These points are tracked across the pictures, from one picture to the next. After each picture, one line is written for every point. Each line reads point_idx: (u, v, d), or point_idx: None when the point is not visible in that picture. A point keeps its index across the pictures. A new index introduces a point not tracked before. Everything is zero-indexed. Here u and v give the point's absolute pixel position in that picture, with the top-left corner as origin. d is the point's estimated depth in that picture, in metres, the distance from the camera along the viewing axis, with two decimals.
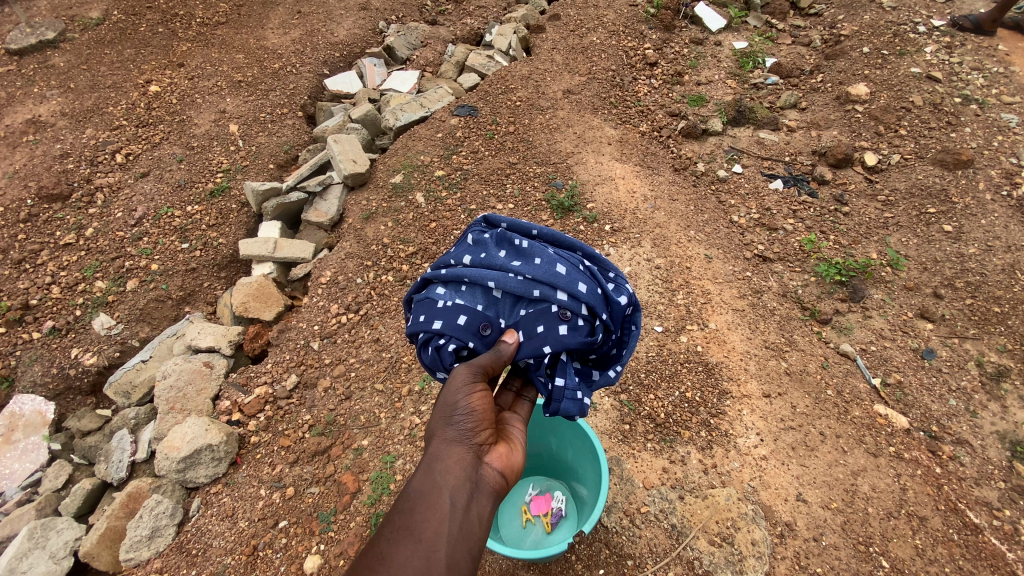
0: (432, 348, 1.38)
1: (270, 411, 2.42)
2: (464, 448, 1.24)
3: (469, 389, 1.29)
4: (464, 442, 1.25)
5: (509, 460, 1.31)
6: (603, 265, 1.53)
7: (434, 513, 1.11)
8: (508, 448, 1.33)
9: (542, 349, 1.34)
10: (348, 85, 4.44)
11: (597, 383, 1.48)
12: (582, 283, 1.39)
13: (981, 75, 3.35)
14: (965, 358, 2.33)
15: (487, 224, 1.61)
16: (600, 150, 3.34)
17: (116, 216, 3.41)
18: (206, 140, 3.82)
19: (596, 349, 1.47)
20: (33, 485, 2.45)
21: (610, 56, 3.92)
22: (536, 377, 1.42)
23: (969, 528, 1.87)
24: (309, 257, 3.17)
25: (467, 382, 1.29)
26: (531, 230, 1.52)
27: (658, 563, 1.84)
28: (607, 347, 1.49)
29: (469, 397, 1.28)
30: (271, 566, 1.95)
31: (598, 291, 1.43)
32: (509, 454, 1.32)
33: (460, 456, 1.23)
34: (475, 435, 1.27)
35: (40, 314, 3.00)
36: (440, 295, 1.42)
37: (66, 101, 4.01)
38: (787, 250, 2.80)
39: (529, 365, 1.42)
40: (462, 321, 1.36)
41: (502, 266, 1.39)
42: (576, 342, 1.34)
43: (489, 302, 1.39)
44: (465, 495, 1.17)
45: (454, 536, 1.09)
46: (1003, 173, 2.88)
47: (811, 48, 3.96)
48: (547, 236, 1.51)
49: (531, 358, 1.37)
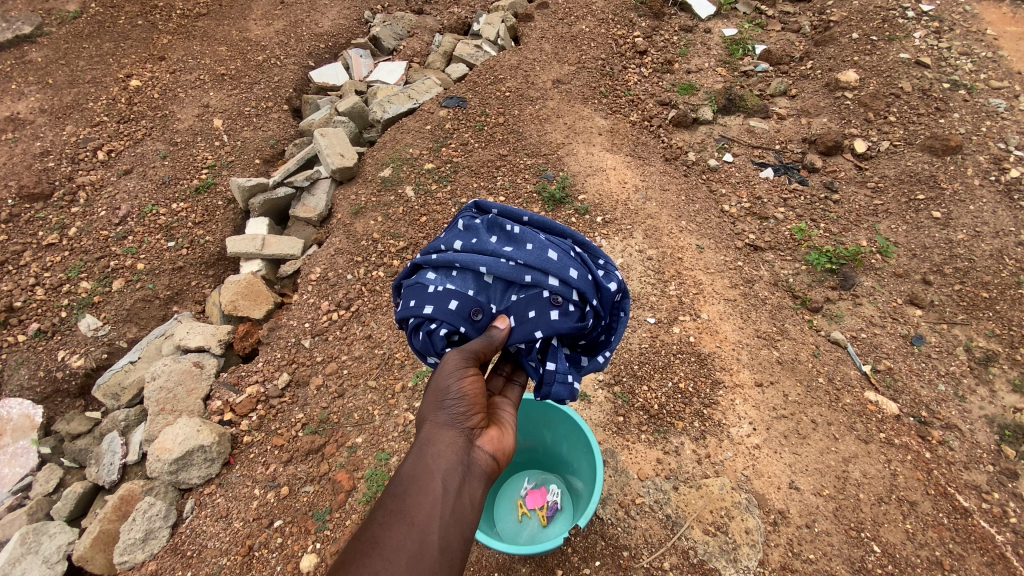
0: (423, 333, 1.36)
1: (262, 410, 2.40)
2: (456, 432, 1.24)
3: (462, 374, 1.27)
4: (456, 425, 1.25)
5: (500, 444, 1.31)
6: (592, 252, 1.52)
7: (426, 496, 1.11)
8: (500, 433, 1.33)
9: (534, 334, 1.32)
10: (334, 76, 4.35)
11: (586, 369, 1.47)
12: (575, 269, 1.38)
13: (969, 60, 3.35)
14: (954, 343, 2.36)
15: (477, 210, 1.59)
16: (591, 140, 3.31)
17: (99, 215, 3.34)
18: (189, 135, 3.75)
19: (585, 335, 1.47)
20: (24, 489, 2.43)
21: (600, 45, 3.88)
22: (527, 361, 1.42)
23: (959, 512, 1.90)
24: (298, 254, 3.13)
25: (460, 366, 1.27)
26: (523, 216, 1.50)
27: (653, 553, 1.85)
28: (596, 333, 1.49)
29: (462, 382, 1.27)
30: (267, 566, 1.95)
31: (589, 277, 1.42)
32: (500, 438, 1.32)
33: (452, 440, 1.22)
34: (467, 419, 1.26)
35: (25, 317, 2.94)
36: (431, 280, 1.40)
37: (44, 98, 3.90)
38: (778, 239, 2.81)
39: (520, 350, 1.41)
40: (453, 306, 1.34)
41: (494, 252, 1.37)
42: (568, 327, 1.33)
43: (482, 288, 1.38)
44: (457, 479, 1.17)
45: (446, 519, 1.09)
46: (991, 158, 2.88)
47: (801, 35, 3.94)
48: (538, 222, 1.50)
49: (523, 343, 1.35)
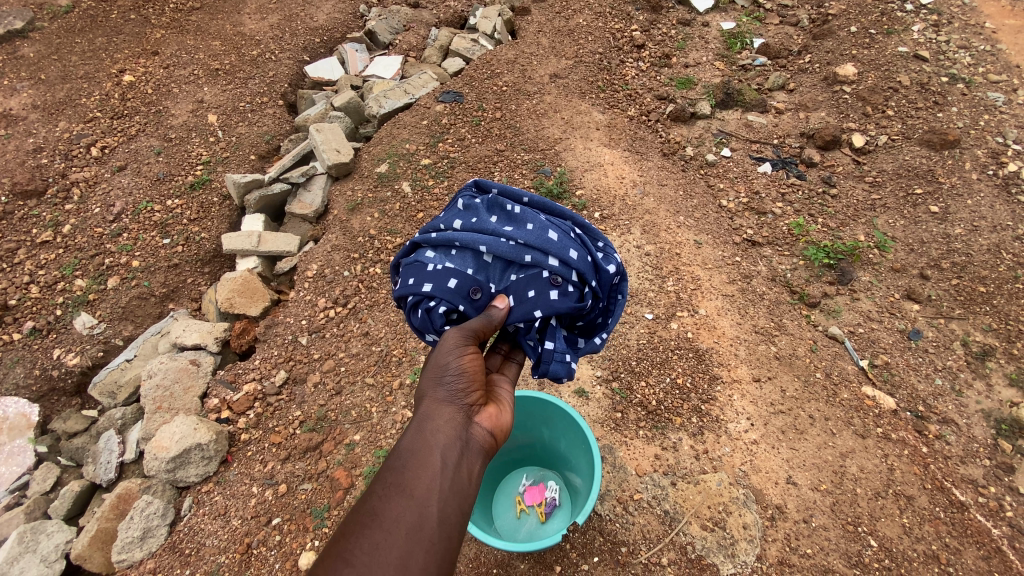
0: (421, 310, 1.35)
1: (260, 408, 2.40)
2: (455, 408, 1.23)
3: (461, 351, 1.27)
4: (455, 402, 1.24)
5: (498, 421, 1.30)
6: (591, 234, 1.52)
7: (426, 470, 1.11)
8: (498, 410, 1.32)
9: (532, 313, 1.32)
10: (330, 71, 4.33)
11: (583, 350, 1.47)
12: (574, 250, 1.38)
13: (968, 54, 3.33)
14: (951, 338, 2.37)
15: (477, 189, 1.58)
16: (588, 135, 3.30)
17: (94, 212, 3.32)
18: (184, 131, 3.72)
19: (584, 316, 1.46)
20: (21, 488, 2.40)
21: (597, 38, 3.86)
22: (526, 342, 1.40)
23: (955, 506, 1.91)
24: (295, 250, 3.10)
25: (458, 344, 1.27)
26: (522, 197, 1.49)
27: (651, 549, 1.85)
28: (594, 315, 1.48)
29: (461, 358, 1.27)
30: (266, 563, 1.95)
31: (588, 258, 1.42)
32: (498, 416, 1.31)
33: (450, 416, 1.22)
34: (466, 396, 1.26)
35: (20, 315, 2.92)
36: (430, 259, 1.38)
37: (37, 94, 3.86)
38: (775, 234, 2.81)
39: (519, 330, 1.40)
40: (452, 284, 1.33)
41: (494, 231, 1.36)
42: (566, 307, 1.33)
43: (480, 266, 1.36)
44: (456, 453, 1.16)
45: (445, 492, 1.09)
46: (989, 153, 2.88)
47: (799, 28, 3.91)
48: (538, 203, 1.49)
49: (523, 322, 1.35)
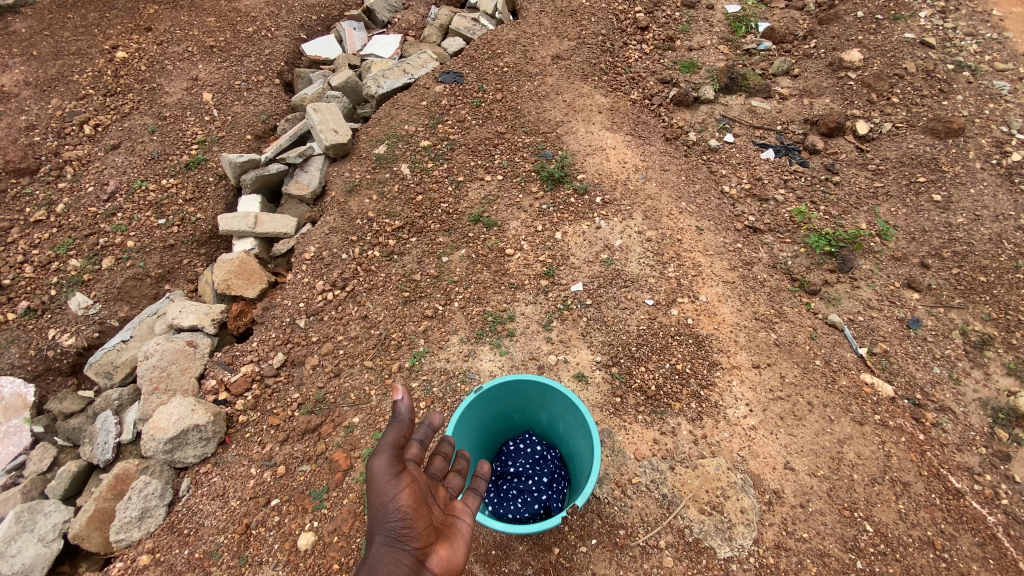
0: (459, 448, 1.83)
1: (257, 390, 2.39)
2: (401, 553, 1.08)
3: (395, 483, 1.17)
4: (399, 546, 1.09)
5: (451, 563, 1.15)
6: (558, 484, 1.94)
7: None
8: (451, 550, 1.18)
9: (512, 504, 1.86)
10: (327, 49, 4.24)
11: (546, 513, 1.87)
12: (537, 496, 1.87)
13: (974, 41, 3.26)
14: (950, 326, 2.37)
15: (506, 463, 2.02)
16: (590, 119, 3.25)
17: (87, 191, 3.26)
18: (178, 109, 3.65)
19: (545, 503, 1.87)
20: (17, 468, 2.38)
21: (600, 20, 3.80)
22: (510, 500, 1.87)
23: (950, 493, 1.93)
24: (292, 232, 3.07)
25: (392, 474, 1.18)
26: (516, 468, 1.97)
27: (649, 532, 1.87)
28: (552, 501, 1.88)
29: (397, 490, 1.16)
30: (265, 544, 1.95)
31: (545, 494, 1.89)
32: (453, 556, 1.16)
33: (397, 562, 1.06)
34: (412, 539, 1.11)
35: (13, 295, 2.87)
36: None
37: (28, 70, 3.75)
38: (777, 222, 2.80)
39: (507, 497, 1.88)
40: None
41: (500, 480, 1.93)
42: (530, 511, 1.84)
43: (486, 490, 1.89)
44: None
45: None
46: (993, 141, 2.84)
47: (805, 12, 3.82)
48: (530, 474, 1.94)
49: (507, 507, 1.86)
